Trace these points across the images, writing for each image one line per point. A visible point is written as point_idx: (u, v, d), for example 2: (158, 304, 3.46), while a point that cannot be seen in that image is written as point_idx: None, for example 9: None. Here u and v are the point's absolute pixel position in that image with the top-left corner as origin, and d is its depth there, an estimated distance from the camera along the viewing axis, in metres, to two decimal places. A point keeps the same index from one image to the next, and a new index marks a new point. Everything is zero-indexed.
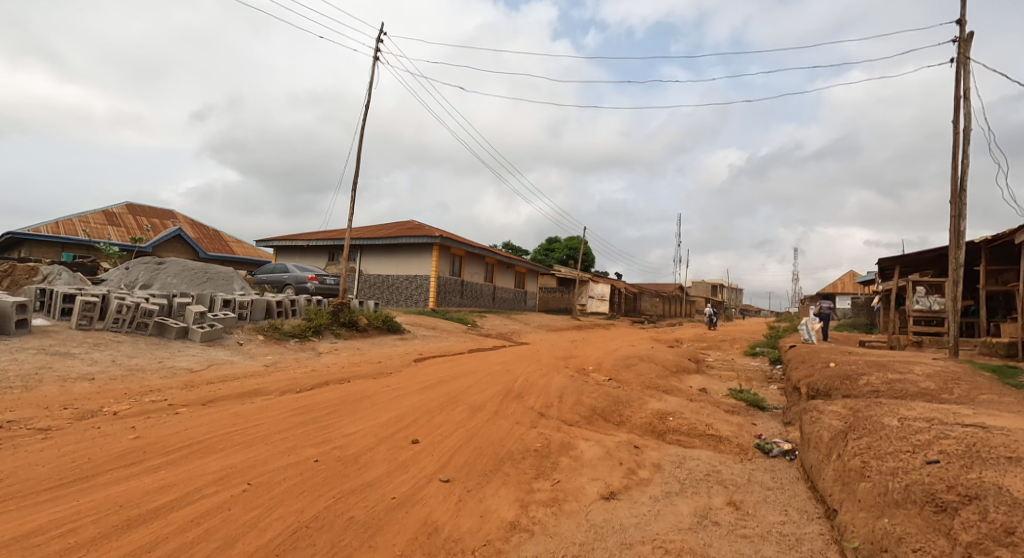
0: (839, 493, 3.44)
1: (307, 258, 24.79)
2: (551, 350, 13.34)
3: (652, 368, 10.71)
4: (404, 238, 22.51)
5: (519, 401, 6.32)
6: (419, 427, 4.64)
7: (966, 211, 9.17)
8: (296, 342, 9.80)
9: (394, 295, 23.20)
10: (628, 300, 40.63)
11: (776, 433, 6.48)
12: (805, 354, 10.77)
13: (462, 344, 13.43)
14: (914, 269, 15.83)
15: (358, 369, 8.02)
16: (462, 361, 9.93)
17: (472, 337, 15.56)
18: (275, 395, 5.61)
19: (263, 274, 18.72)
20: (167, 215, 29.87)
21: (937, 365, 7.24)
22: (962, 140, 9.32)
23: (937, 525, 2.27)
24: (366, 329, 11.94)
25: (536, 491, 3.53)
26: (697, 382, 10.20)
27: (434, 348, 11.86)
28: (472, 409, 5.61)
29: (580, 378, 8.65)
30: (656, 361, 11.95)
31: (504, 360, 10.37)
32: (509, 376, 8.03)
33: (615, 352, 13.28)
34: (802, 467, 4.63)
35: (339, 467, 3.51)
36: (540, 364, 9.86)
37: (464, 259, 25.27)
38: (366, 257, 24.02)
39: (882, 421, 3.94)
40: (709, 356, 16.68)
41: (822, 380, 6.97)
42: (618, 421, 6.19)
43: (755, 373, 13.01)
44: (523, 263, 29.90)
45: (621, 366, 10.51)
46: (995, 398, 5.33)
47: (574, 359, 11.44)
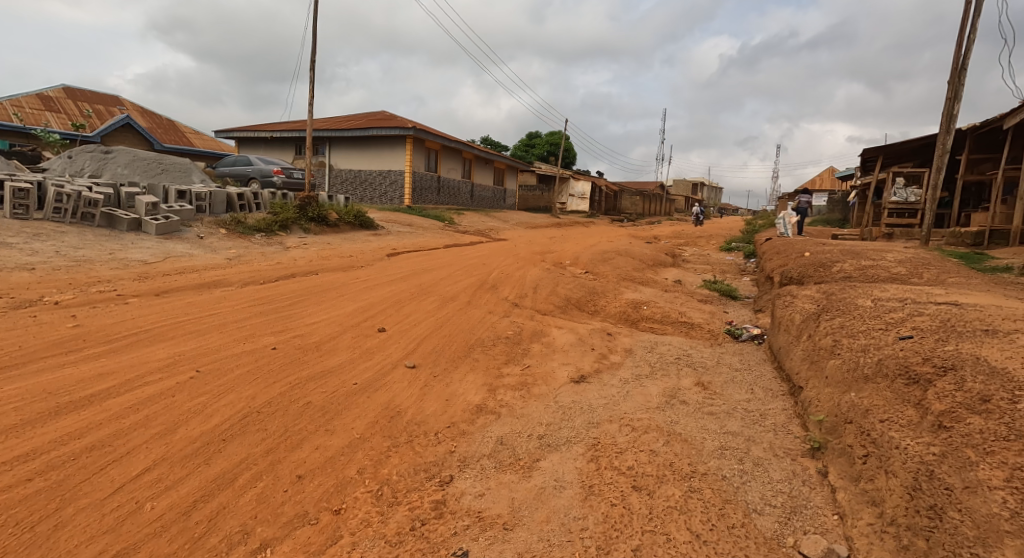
0: (806, 371, 3.45)
1: (272, 152, 23.36)
2: (529, 245, 13.20)
3: (629, 261, 10.69)
4: (374, 129, 21.14)
5: (493, 291, 6.21)
6: (386, 316, 4.48)
7: (962, 94, 8.74)
8: (261, 236, 9.38)
9: (368, 192, 22.34)
10: (609, 197, 40.17)
11: (747, 320, 6.58)
12: (780, 246, 10.83)
13: (437, 239, 13.16)
14: (896, 161, 15.63)
15: (327, 262, 7.74)
16: (437, 255, 9.70)
17: (448, 233, 15.24)
18: (236, 287, 5.35)
19: (225, 168, 17.60)
20: (112, 102, 27.34)
21: (909, 253, 7.29)
22: (973, 12, 8.60)
23: (906, 396, 2.22)
24: (337, 225, 11.49)
25: (504, 375, 3.46)
26: (672, 275, 10.27)
27: (408, 243, 11.57)
28: (444, 299, 5.48)
29: (556, 271, 8.56)
30: (633, 255, 11.93)
31: (481, 254, 10.19)
32: (484, 269, 7.88)
33: (593, 247, 13.21)
34: (770, 349, 4.69)
35: (298, 354, 3.36)
36: (516, 258, 9.70)
37: (440, 153, 24.13)
38: (335, 151, 22.71)
39: (856, 302, 3.89)
40: (686, 251, 16.80)
41: (797, 268, 6.98)
42: (592, 310, 6.17)
43: (730, 267, 13.18)
44: (501, 158, 28.79)
45: (599, 260, 10.45)
46: (964, 281, 5.37)
47: (551, 253, 11.33)
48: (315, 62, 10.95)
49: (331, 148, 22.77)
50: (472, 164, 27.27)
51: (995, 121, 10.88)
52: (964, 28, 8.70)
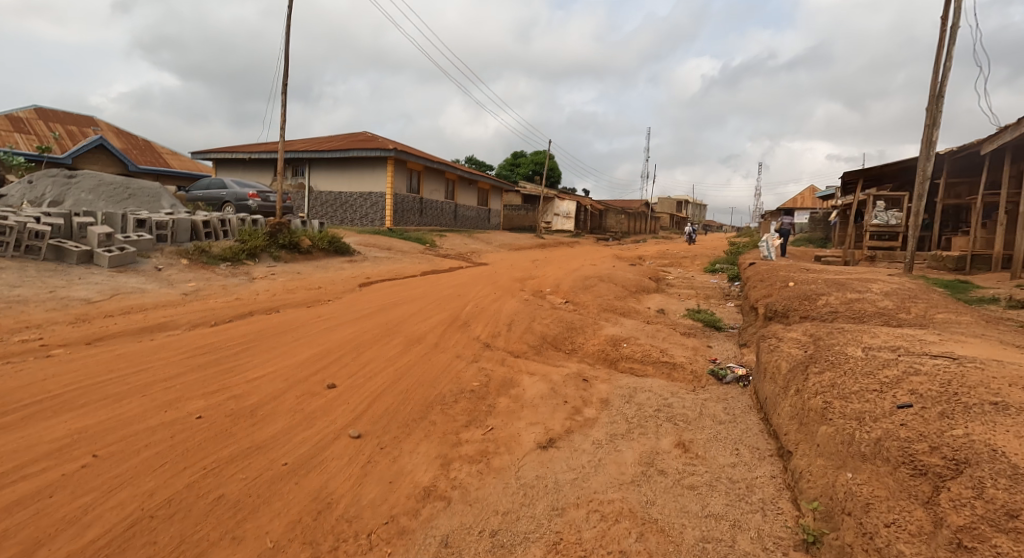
0: (795, 433, 3.13)
1: (251, 173, 22.93)
2: (510, 270, 12.89)
3: (611, 289, 10.41)
4: (354, 151, 20.85)
5: (464, 330, 5.85)
6: (341, 366, 4.08)
7: (939, 121, 8.69)
8: (226, 266, 8.95)
9: (348, 214, 21.95)
10: (594, 217, 40.23)
11: (731, 356, 6.29)
12: (764, 272, 10.65)
13: (416, 265, 12.80)
14: (875, 183, 15.72)
15: (292, 296, 7.34)
16: (412, 285, 9.32)
17: (428, 258, 14.89)
18: (182, 330, 4.92)
19: (198, 190, 17.14)
20: (86, 122, 26.77)
21: (894, 283, 7.10)
22: (947, 40, 8.60)
23: (913, 492, 1.91)
24: (309, 252, 11.09)
25: (463, 443, 3.09)
26: (655, 303, 10.01)
27: (384, 271, 11.18)
28: (409, 341, 5.10)
29: (535, 302, 8.23)
30: (615, 281, 11.68)
31: (458, 283, 9.85)
32: (458, 301, 7.52)
33: (575, 272, 12.94)
34: (756, 397, 4.38)
35: (227, 422, 2.96)
36: (494, 287, 9.35)
37: (423, 175, 23.88)
38: (316, 172, 22.34)
39: (846, 352, 3.60)
40: (670, 274, 16.62)
41: (781, 300, 6.74)
42: (569, 350, 5.84)
43: (714, 292, 12.99)
44: (485, 178, 28.64)
45: (580, 287, 10.16)
46: (954, 317, 5.14)
47: (531, 280, 11.02)
48: (286, 86, 10.64)
49: (311, 170, 22.41)
50: (455, 184, 27.06)
51: (971, 146, 10.91)
52: (940, 56, 8.69)
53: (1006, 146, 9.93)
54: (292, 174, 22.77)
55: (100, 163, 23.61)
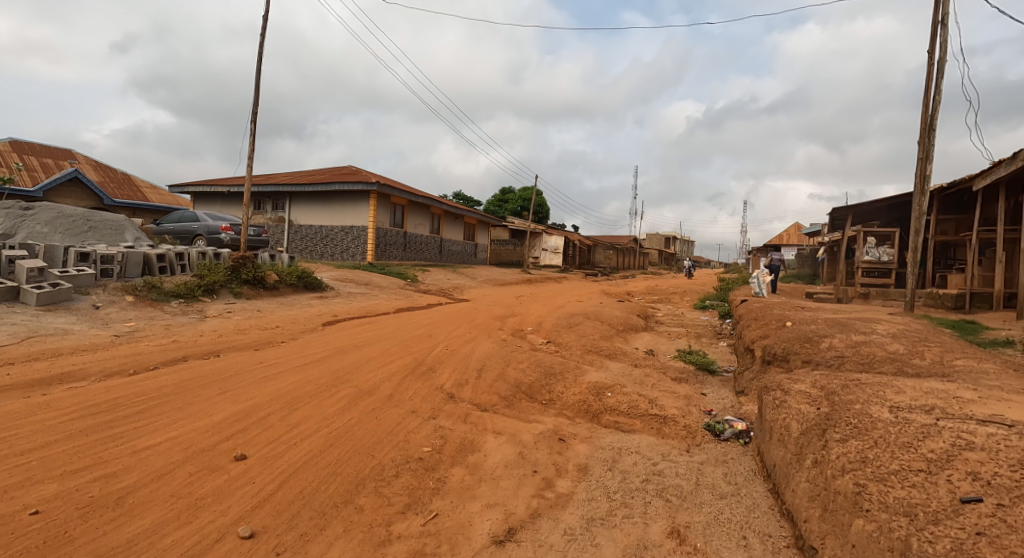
0: (819, 524, 2.46)
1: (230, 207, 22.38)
2: (491, 307, 12.24)
3: (596, 328, 9.76)
4: (336, 185, 20.42)
5: (426, 377, 5.16)
6: (264, 429, 3.37)
7: (932, 154, 8.38)
8: (178, 304, 8.24)
9: (329, 248, 21.34)
10: (582, 252, 40.00)
11: (728, 406, 5.63)
12: (757, 310, 10.12)
13: (391, 302, 12.12)
14: (864, 219, 15.48)
15: (241, 337, 6.62)
16: (381, 324, 8.62)
17: (406, 294, 14.21)
18: (89, 382, 4.17)
19: (169, 223, 16.50)
20: (64, 155, 26.31)
21: (900, 324, 6.54)
22: (937, 72, 8.36)
23: None
24: (275, 287, 10.40)
25: (392, 541, 2.38)
26: (643, 342, 9.38)
27: (355, 308, 10.47)
28: (359, 394, 4.40)
29: (511, 343, 7.56)
30: (601, 319, 11.06)
31: (431, 321, 9.17)
32: (426, 343, 6.84)
33: (560, 309, 12.33)
34: (762, 461, 3.70)
35: (76, 518, 2.22)
36: (469, 326, 8.68)
37: (407, 209, 23.46)
38: (296, 206, 21.83)
39: (870, 413, 2.97)
40: (659, 311, 16.05)
41: (779, 343, 6.13)
42: (545, 401, 5.14)
43: (705, 330, 12.41)
44: (471, 213, 28.33)
45: (563, 326, 9.51)
46: (977, 365, 4.54)
47: (512, 318, 10.36)
48: (255, 115, 10.17)
49: (291, 203, 21.90)
50: (441, 219, 26.66)
51: (963, 182, 10.64)
52: (929, 90, 8.45)
53: (999, 181, 9.65)
54: (272, 207, 22.24)
55: (75, 196, 23.00)
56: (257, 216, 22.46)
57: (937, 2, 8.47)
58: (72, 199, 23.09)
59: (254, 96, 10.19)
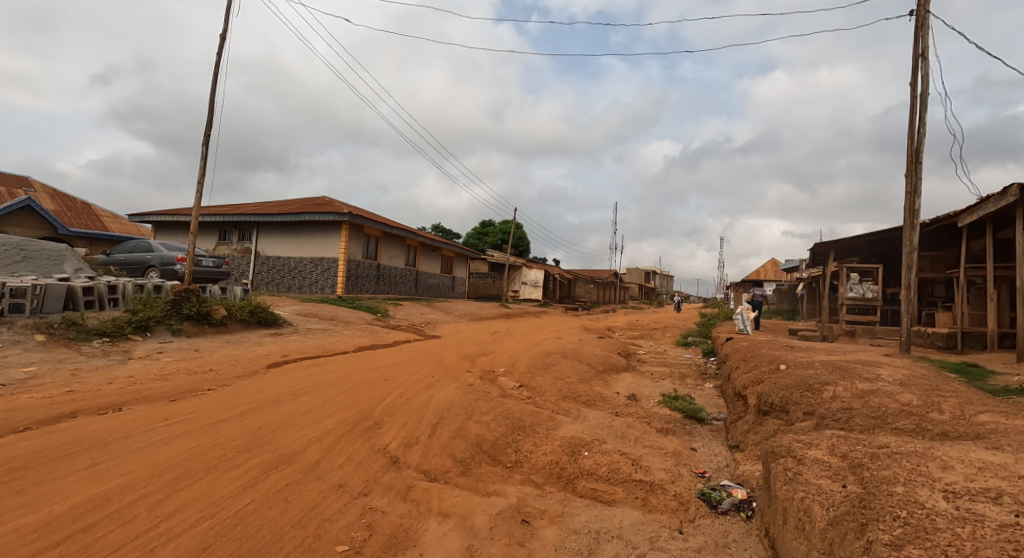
0: None
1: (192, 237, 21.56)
2: (462, 345, 11.42)
3: (574, 369, 8.99)
4: (306, 215, 19.63)
5: (368, 436, 4.30)
6: (118, 525, 2.49)
7: (920, 188, 8.03)
8: (100, 343, 7.28)
9: (297, 280, 20.35)
10: (562, 286, 39.50)
11: (722, 465, 4.88)
12: (744, 349, 9.50)
13: (354, 339, 11.22)
14: (845, 255, 15.22)
15: (162, 383, 5.70)
16: (335, 365, 7.73)
17: (373, 330, 13.30)
18: None
19: (121, 253, 15.47)
20: (21, 184, 25.20)
21: (904, 369, 5.94)
22: (922, 104, 8.09)
23: None
24: (222, 323, 9.47)
25: None
26: (624, 385, 8.63)
27: (311, 346, 9.56)
28: (276, 462, 3.52)
29: (479, 388, 6.77)
30: (580, 358, 10.31)
31: (392, 361, 8.32)
32: (381, 389, 5.99)
33: (536, 347, 11.54)
34: (773, 552, 2.94)
35: None
36: (434, 367, 7.84)
37: (381, 240, 22.69)
38: (263, 236, 20.92)
39: (924, 505, 2.24)
40: (641, 348, 15.39)
41: (776, 391, 5.45)
42: (510, 464, 4.33)
43: (690, 370, 11.73)
44: (448, 245, 27.70)
45: (538, 367, 8.73)
46: (1009, 423, 3.90)
47: (483, 358, 9.54)
48: (207, 139, 9.45)
49: (259, 234, 20.98)
50: (417, 251, 25.93)
51: (947, 217, 10.38)
52: (914, 122, 8.17)
53: (984, 217, 9.37)
54: (239, 238, 21.27)
55: (26, 225, 21.76)
56: (221, 247, 21.44)
57: (916, 35, 8.30)
58: (23, 228, 21.84)
59: (206, 119, 9.50)
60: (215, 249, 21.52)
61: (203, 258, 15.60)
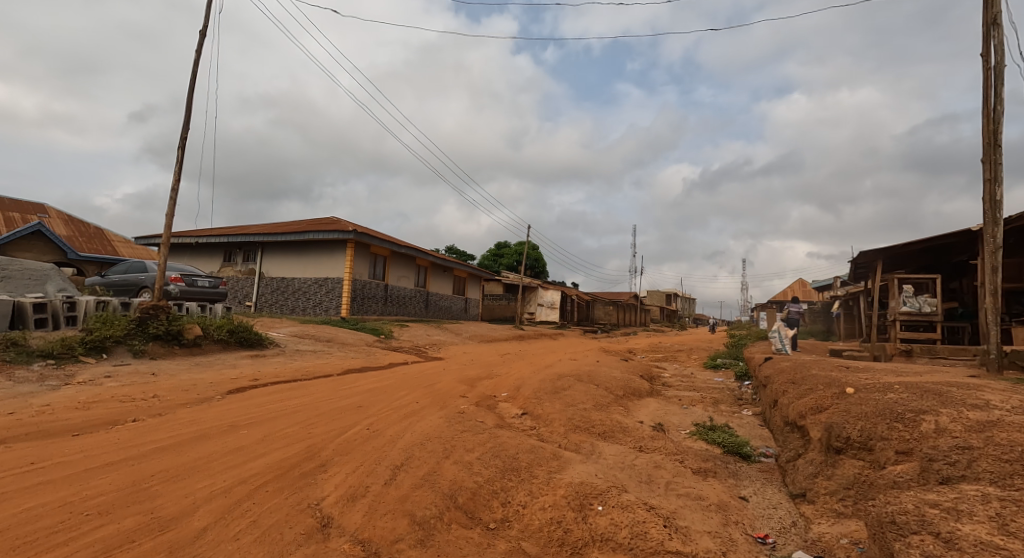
0: None
1: (198, 259, 21.20)
2: (465, 367, 10.26)
3: (589, 394, 7.74)
4: (310, 234, 18.95)
5: (300, 487, 3.14)
6: None
7: (1002, 174, 6.72)
8: (42, 366, 6.37)
9: (301, 302, 19.55)
10: (581, 308, 38.17)
11: (788, 526, 3.57)
12: (789, 370, 8.12)
13: (346, 362, 10.16)
14: (893, 266, 13.70)
15: (81, 412, 4.65)
16: (308, 389, 6.63)
17: (370, 351, 12.22)
18: None
19: (115, 273, 14.91)
20: (37, 210, 25.36)
21: (1015, 394, 4.58)
22: (999, 76, 6.84)
23: None
24: (195, 344, 8.51)
25: None
26: (648, 412, 7.34)
27: (293, 368, 8.51)
28: (137, 530, 2.40)
29: (471, 417, 5.58)
30: (596, 381, 9.05)
31: (377, 385, 7.19)
32: (347, 419, 4.85)
33: (547, 370, 10.29)
34: None
35: None
36: (424, 393, 6.68)
37: (389, 260, 21.86)
38: (268, 257, 20.28)
39: None
40: (665, 370, 14.00)
41: (852, 422, 4.14)
42: (493, 525, 3.13)
43: (723, 395, 10.31)
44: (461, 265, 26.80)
45: (547, 391, 7.50)
46: None
47: (485, 382, 8.36)
48: (183, 143, 8.67)
49: (264, 254, 20.39)
50: (428, 271, 25.04)
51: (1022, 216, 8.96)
52: (988, 100, 6.91)
53: None
54: (243, 259, 20.69)
55: (36, 249, 21.59)
56: (226, 268, 20.87)
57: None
58: (33, 252, 21.67)
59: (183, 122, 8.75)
60: (220, 271, 20.96)
61: (199, 278, 14.81)
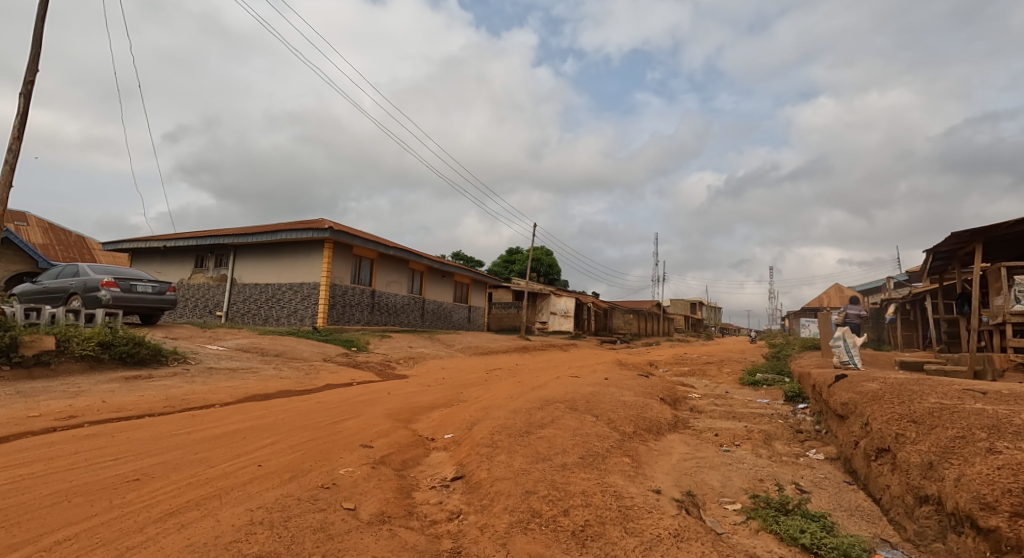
0: None
1: (169, 264, 19.34)
2: (423, 390, 7.77)
3: (580, 436, 5.11)
4: (283, 233, 16.80)
5: None
6: None
7: None
8: None
9: (275, 310, 17.38)
10: (598, 316, 35.44)
11: None
12: (888, 397, 5.36)
13: (268, 381, 7.75)
14: (990, 254, 10.65)
15: None
16: (119, 434, 4.10)
17: (320, 368, 9.81)
18: None
19: (47, 279, 12.88)
20: (17, 218, 24.07)
21: None
22: None
23: None
24: (39, 363, 6.21)
25: None
26: (669, 466, 4.71)
27: (170, 395, 6.09)
28: None
29: (334, 500, 2.93)
30: (596, 410, 6.43)
31: (252, 425, 4.67)
32: (29, 526, 2.28)
33: (534, 393, 7.67)
34: None
35: None
36: (299, 442, 4.05)
37: (378, 262, 19.58)
38: (241, 261, 18.24)
39: None
40: (694, 390, 11.22)
41: None
42: None
43: (777, 428, 7.51)
44: (462, 270, 24.40)
45: (514, 433, 4.92)
46: None
47: (433, 415, 5.81)
48: (26, 90, 6.41)
49: (237, 258, 18.35)
50: (424, 276, 22.66)
51: None
52: None
53: None
54: (215, 264, 18.67)
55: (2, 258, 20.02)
56: (197, 274, 18.88)
57: None
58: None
59: (29, 61, 6.50)
60: (190, 278, 18.98)
61: (139, 283, 12.70)
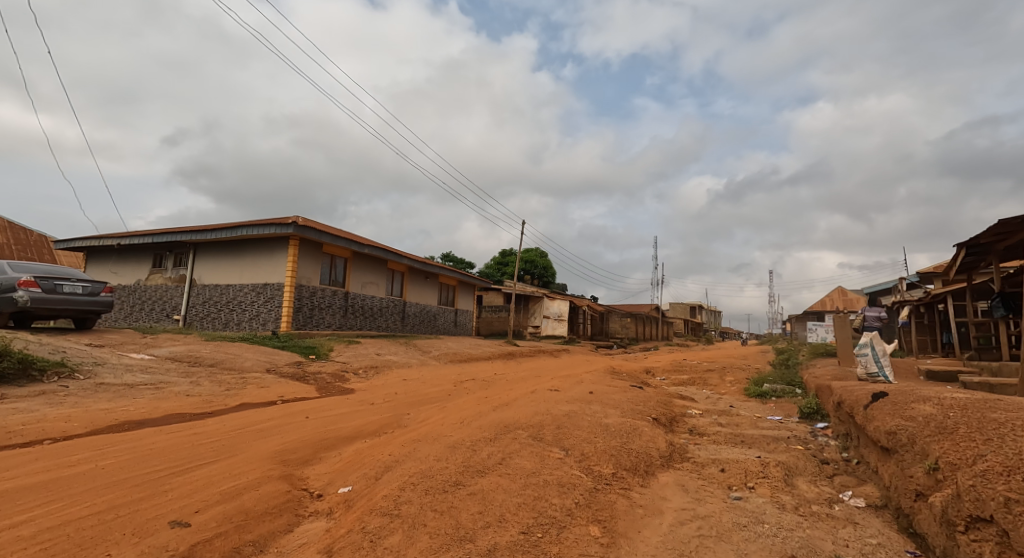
0: None
1: (126, 265, 17.87)
2: (360, 410, 6.30)
3: (533, 487, 3.62)
4: (242, 229, 15.32)
5: None
6: None
7: None
8: None
9: (237, 314, 15.91)
10: (594, 320, 34.00)
11: None
12: (963, 428, 3.86)
13: (167, 400, 6.26)
14: None
15: None
16: None
17: (253, 380, 8.32)
18: None
19: None
20: None
21: None
22: None
23: None
24: None
25: None
26: (658, 537, 3.23)
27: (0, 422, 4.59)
28: None
29: None
30: (565, 442, 4.94)
31: (43, 476, 3.15)
32: None
33: (495, 414, 6.17)
34: None
35: None
36: (69, 521, 2.53)
37: (352, 262, 18.09)
38: (201, 261, 16.78)
39: None
40: (694, 404, 9.75)
41: None
42: None
43: (797, 459, 6.02)
44: (447, 271, 22.92)
45: (436, 484, 3.42)
46: None
47: (343, 452, 4.32)
48: None
49: (196, 257, 16.87)
50: (405, 277, 21.14)
51: None
52: None
53: None
54: (174, 264, 17.23)
55: None
56: (154, 275, 17.41)
57: None
58: None
59: None
60: (147, 279, 17.50)
61: (66, 284, 11.24)
